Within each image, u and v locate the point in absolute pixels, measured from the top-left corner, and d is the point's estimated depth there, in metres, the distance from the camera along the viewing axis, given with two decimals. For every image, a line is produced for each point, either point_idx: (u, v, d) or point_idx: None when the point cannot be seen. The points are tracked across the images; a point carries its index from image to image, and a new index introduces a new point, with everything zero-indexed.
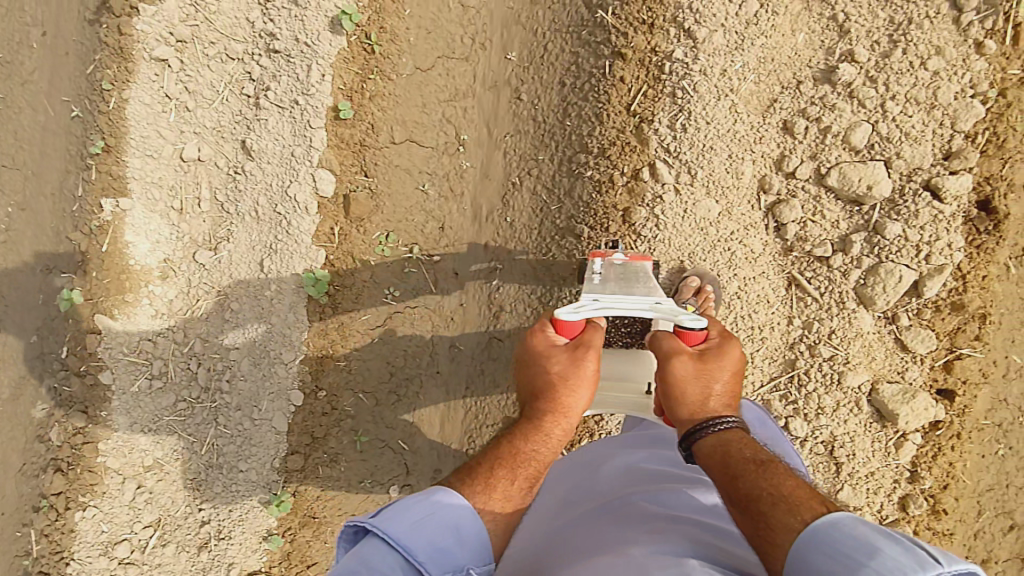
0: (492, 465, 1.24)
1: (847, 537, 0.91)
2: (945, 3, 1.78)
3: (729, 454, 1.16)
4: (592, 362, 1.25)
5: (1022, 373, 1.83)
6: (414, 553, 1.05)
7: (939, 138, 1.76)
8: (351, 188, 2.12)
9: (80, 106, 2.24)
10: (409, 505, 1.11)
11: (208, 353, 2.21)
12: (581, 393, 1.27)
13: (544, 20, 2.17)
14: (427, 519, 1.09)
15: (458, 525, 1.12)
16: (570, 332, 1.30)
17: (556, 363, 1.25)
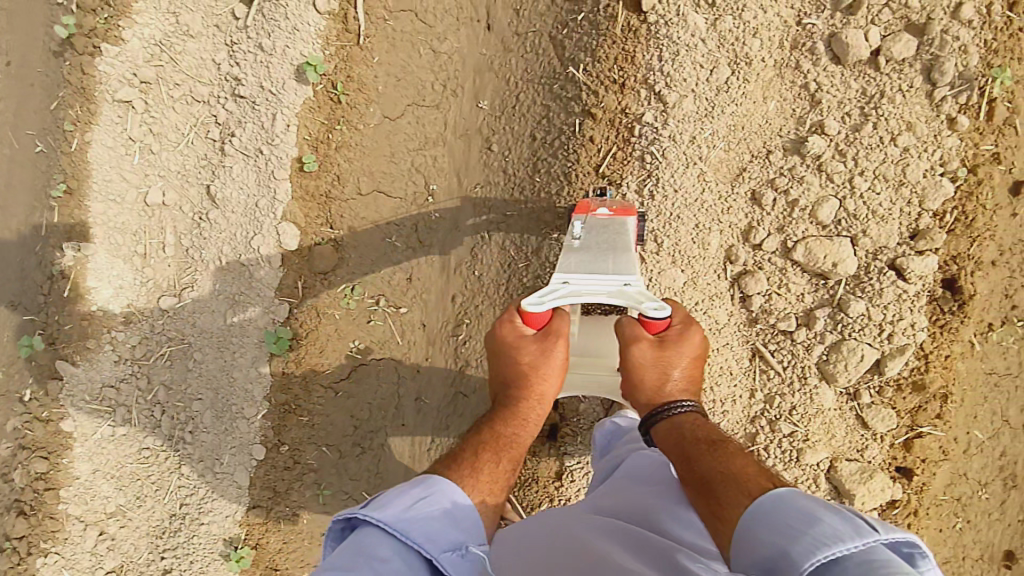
0: (476, 450, 1.39)
1: (791, 512, 0.94)
2: (919, 76, 1.74)
3: (683, 436, 1.32)
4: (560, 351, 1.43)
5: (982, 448, 1.84)
6: (414, 531, 1.09)
7: (906, 216, 1.75)
8: (316, 241, 2.09)
9: (44, 141, 2.19)
10: (399, 494, 1.15)
11: (172, 400, 2.21)
12: (551, 381, 1.47)
13: (516, 68, 2.11)
14: (420, 504, 1.14)
15: (448, 509, 1.17)
16: (538, 323, 1.44)
17: (526, 355, 1.43)
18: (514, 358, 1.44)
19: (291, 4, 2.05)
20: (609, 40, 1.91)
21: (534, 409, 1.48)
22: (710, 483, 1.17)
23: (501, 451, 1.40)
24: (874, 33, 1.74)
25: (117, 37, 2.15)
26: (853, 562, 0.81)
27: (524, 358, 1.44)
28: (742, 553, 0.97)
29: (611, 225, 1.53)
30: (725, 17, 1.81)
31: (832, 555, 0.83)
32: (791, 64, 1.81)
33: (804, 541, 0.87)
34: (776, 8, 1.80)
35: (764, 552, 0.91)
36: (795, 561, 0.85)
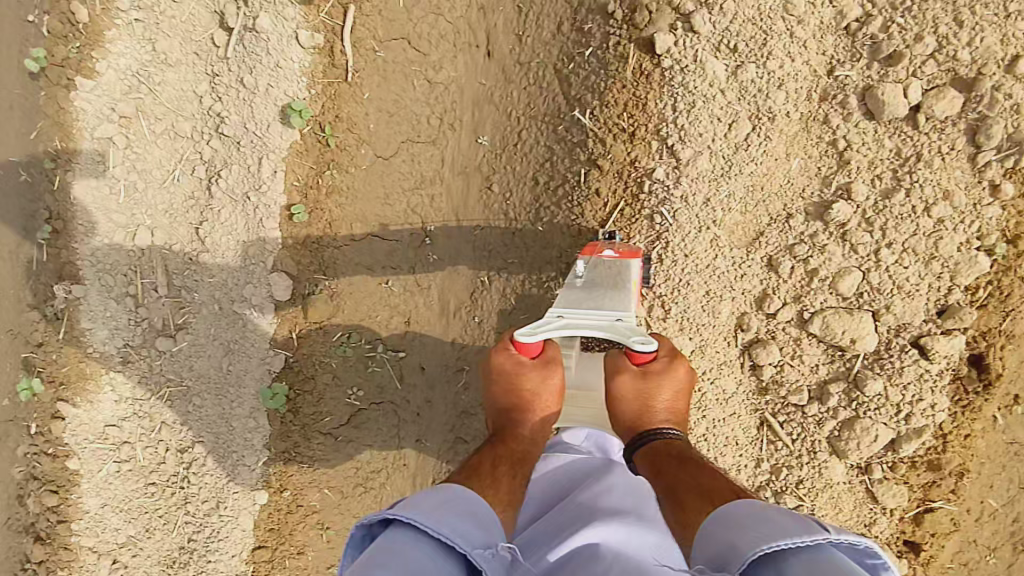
0: (493, 463, 1.26)
1: (747, 513, 0.92)
2: (961, 137, 1.57)
3: (660, 455, 1.27)
4: (558, 377, 1.40)
5: (994, 515, 1.73)
6: (442, 528, 0.93)
7: (935, 290, 1.63)
8: (309, 289, 2.02)
9: (28, 169, 2.08)
10: (419, 499, 0.99)
11: (175, 439, 2.20)
12: (551, 405, 1.40)
13: (518, 100, 1.91)
14: (444, 505, 0.99)
15: (480, 512, 1.03)
16: (532, 353, 1.39)
17: (529, 380, 1.38)
18: (516, 383, 1.38)
19: (273, 38, 1.91)
20: (616, 84, 1.73)
21: (538, 429, 1.39)
22: (676, 491, 1.16)
23: (516, 466, 1.28)
24: (915, 88, 1.56)
25: (92, 69, 2.03)
26: (798, 558, 0.79)
27: (524, 386, 1.38)
28: (694, 551, 0.95)
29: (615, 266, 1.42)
30: (747, 65, 1.64)
31: (777, 546, 0.81)
32: (819, 118, 1.65)
33: (752, 535, 0.85)
34: (805, 56, 1.62)
35: (714, 547, 0.89)
36: (741, 552, 0.83)
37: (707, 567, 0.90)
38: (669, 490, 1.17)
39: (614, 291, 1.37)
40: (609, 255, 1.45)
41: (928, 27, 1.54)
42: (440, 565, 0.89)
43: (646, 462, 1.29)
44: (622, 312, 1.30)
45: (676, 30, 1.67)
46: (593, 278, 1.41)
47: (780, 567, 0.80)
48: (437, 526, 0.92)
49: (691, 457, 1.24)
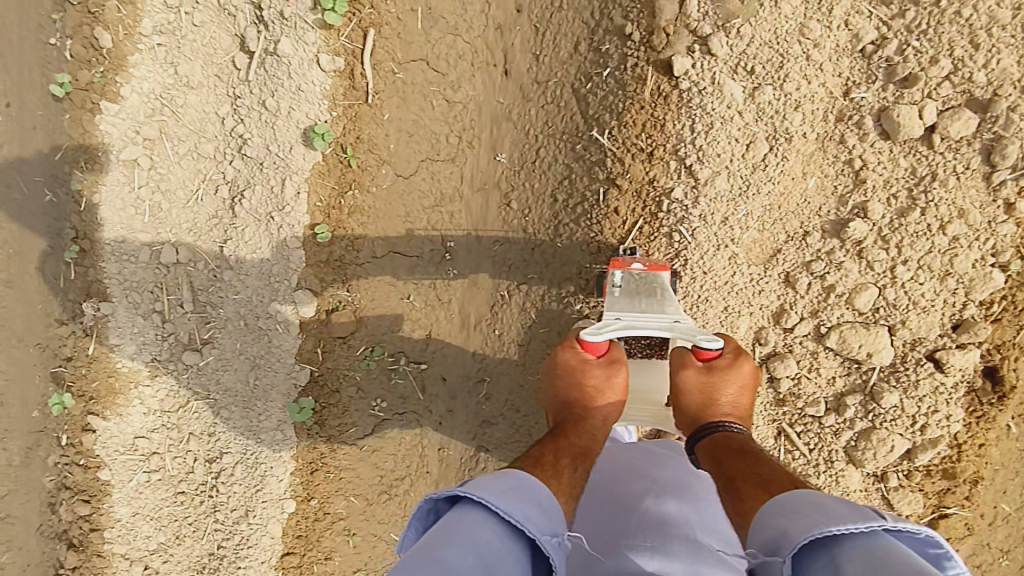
0: (555, 454, 1.24)
1: (804, 502, 0.94)
2: (976, 156, 1.59)
3: (721, 446, 1.26)
4: (622, 375, 1.40)
5: (1009, 520, 1.78)
6: (512, 513, 0.95)
7: (950, 305, 1.66)
8: (333, 304, 2.06)
9: (53, 190, 2.15)
10: (487, 481, 1.02)
11: (203, 449, 2.26)
12: (614, 404, 1.40)
13: (537, 119, 1.95)
14: (511, 489, 1.01)
15: (542, 497, 1.04)
16: (598, 351, 1.40)
17: (593, 377, 1.38)
18: (581, 380, 1.39)
19: (294, 61, 1.95)
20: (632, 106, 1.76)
21: (598, 427, 1.38)
22: (735, 479, 1.15)
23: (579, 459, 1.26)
24: (930, 109, 1.58)
25: (116, 93, 2.08)
26: (851, 541, 0.80)
27: (588, 382, 1.39)
28: (750, 538, 0.97)
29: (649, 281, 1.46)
30: (764, 87, 1.66)
31: (829, 531, 0.82)
32: (835, 138, 1.67)
33: (807, 521, 0.87)
34: (820, 78, 1.65)
35: (768, 534, 0.91)
36: (793, 537, 0.85)
37: (761, 554, 0.91)
38: (728, 479, 1.16)
39: (665, 296, 1.43)
40: (640, 269, 1.49)
41: (943, 49, 1.56)
42: (506, 545, 0.92)
43: (706, 453, 1.28)
44: (678, 315, 1.36)
45: (694, 53, 1.71)
46: (633, 290, 1.45)
47: (835, 551, 0.80)
48: (502, 508, 0.95)
49: (752, 449, 1.23)
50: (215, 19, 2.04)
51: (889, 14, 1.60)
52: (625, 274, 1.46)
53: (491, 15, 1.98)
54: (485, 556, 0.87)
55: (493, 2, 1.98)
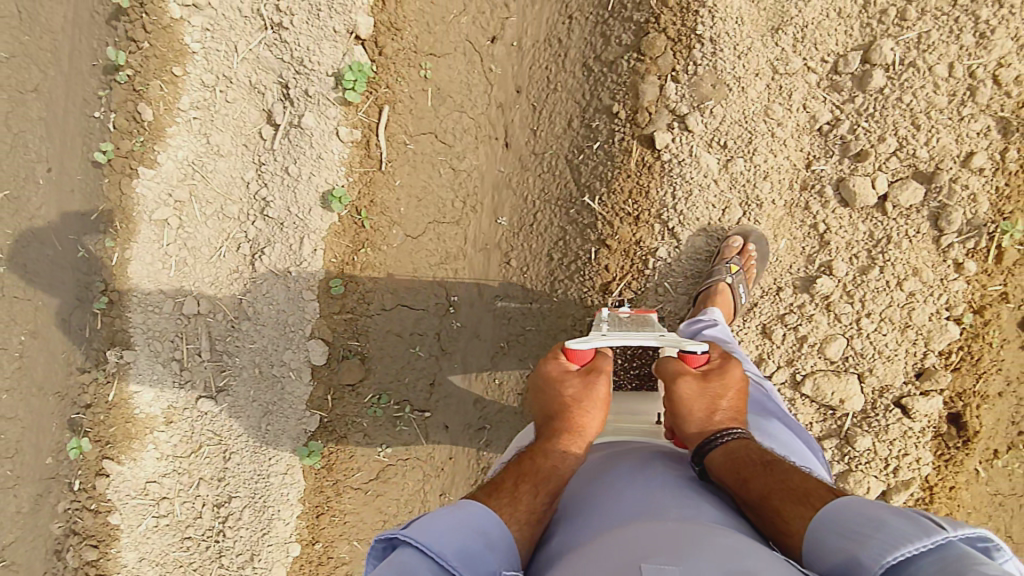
0: (515, 481, 1.26)
1: (858, 517, 0.98)
2: (925, 222, 1.77)
3: (739, 459, 1.24)
4: (602, 385, 1.42)
5: None
6: (449, 557, 1.03)
7: (912, 355, 1.79)
8: (344, 353, 2.19)
9: (85, 246, 2.49)
10: (435, 518, 1.10)
11: (212, 494, 2.35)
12: (595, 413, 1.39)
13: (533, 187, 2.19)
14: (456, 527, 1.09)
15: (487, 530, 1.12)
16: (581, 360, 1.45)
17: (570, 386, 1.41)
18: (558, 390, 1.41)
19: (316, 133, 2.15)
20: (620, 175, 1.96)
21: (573, 441, 1.36)
22: (769, 499, 1.14)
23: (540, 482, 1.27)
24: (881, 181, 1.78)
25: (153, 160, 2.28)
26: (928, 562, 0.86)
27: (566, 392, 1.41)
28: (811, 559, 1.01)
29: (635, 321, 1.53)
30: (736, 159, 1.86)
31: (904, 555, 0.88)
32: (800, 204, 1.86)
33: (874, 545, 0.91)
34: (785, 152, 1.85)
35: (834, 559, 0.96)
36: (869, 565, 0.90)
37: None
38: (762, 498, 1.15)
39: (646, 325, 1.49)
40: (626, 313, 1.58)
41: (890, 129, 1.77)
42: None
43: (724, 466, 1.23)
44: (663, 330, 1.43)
45: (673, 129, 1.92)
46: (619, 323, 1.51)
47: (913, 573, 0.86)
48: (442, 548, 1.03)
49: (774, 459, 1.22)
50: (245, 96, 2.28)
51: (841, 99, 1.81)
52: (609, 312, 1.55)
53: (492, 95, 2.24)
54: None
55: (495, 83, 2.24)
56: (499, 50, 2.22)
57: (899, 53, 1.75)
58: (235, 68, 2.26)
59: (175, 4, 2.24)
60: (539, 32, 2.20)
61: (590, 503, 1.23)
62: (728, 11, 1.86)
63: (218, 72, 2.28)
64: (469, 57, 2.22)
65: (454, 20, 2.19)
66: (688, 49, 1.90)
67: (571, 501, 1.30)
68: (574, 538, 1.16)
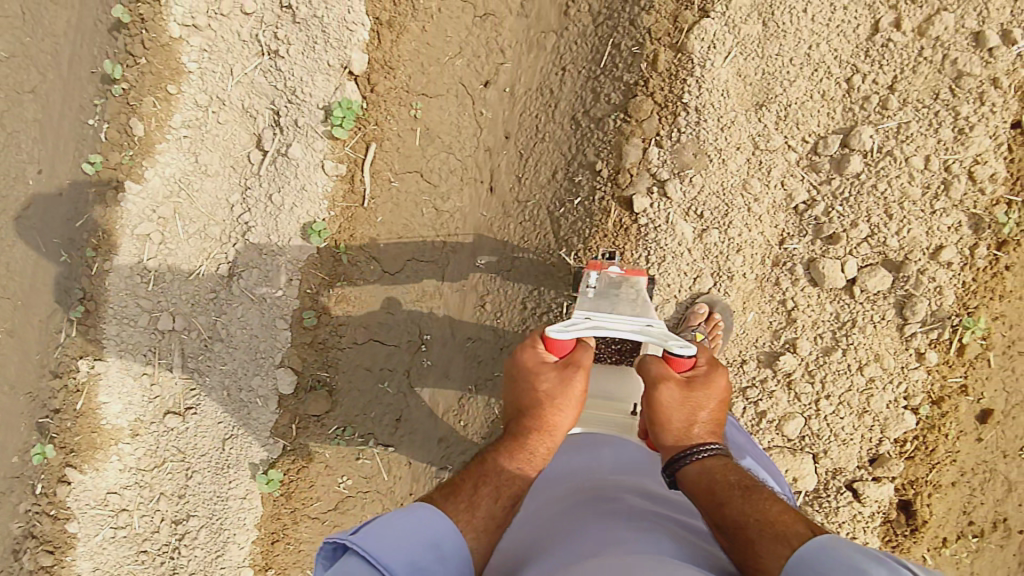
0: (476, 484, 1.30)
1: (836, 562, 0.99)
2: (891, 309, 1.80)
3: (720, 482, 1.25)
4: (579, 382, 1.34)
5: None
6: (392, 569, 1.08)
7: (867, 440, 1.82)
8: (312, 383, 2.21)
9: (68, 252, 2.50)
10: (386, 525, 1.15)
11: (172, 509, 2.36)
12: (567, 411, 1.35)
13: (514, 234, 2.19)
14: (405, 536, 1.14)
15: (436, 540, 1.17)
16: (560, 351, 1.36)
17: (545, 380, 1.34)
18: (532, 384, 1.35)
19: (301, 164, 2.15)
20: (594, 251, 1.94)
21: (539, 440, 1.35)
22: (747, 530, 1.15)
23: (500, 487, 1.30)
24: (851, 265, 1.80)
25: (140, 175, 2.28)
26: None
27: (540, 388, 1.34)
28: None
29: (625, 288, 1.50)
30: (711, 231, 1.88)
31: None
32: (771, 279, 1.87)
33: None
34: (760, 227, 1.86)
35: None
36: None
37: None
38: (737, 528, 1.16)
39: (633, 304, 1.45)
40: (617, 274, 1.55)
41: (863, 215, 1.79)
42: None
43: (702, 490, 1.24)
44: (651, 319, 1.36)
45: (652, 194, 1.93)
46: (606, 291, 1.49)
47: None
48: (388, 560, 1.09)
49: (752, 485, 1.23)
50: (237, 119, 2.28)
51: (818, 179, 1.83)
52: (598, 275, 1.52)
53: (481, 138, 2.24)
54: None
55: (485, 127, 2.24)
56: (492, 94, 2.22)
57: (878, 141, 1.77)
58: (229, 91, 2.27)
59: (175, 24, 2.26)
60: (531, 80, 2.20)
61: (559, 538, 1.28)
62: (715, 83, 1.87)
63: (212, 93, 2.29)
64: (461, 100, 2.22)
65: (448, 61, 2.19)
66: (674, 116, 1.92)
67: (537, 528, 1.37)
68: (536, 562, 1.23)
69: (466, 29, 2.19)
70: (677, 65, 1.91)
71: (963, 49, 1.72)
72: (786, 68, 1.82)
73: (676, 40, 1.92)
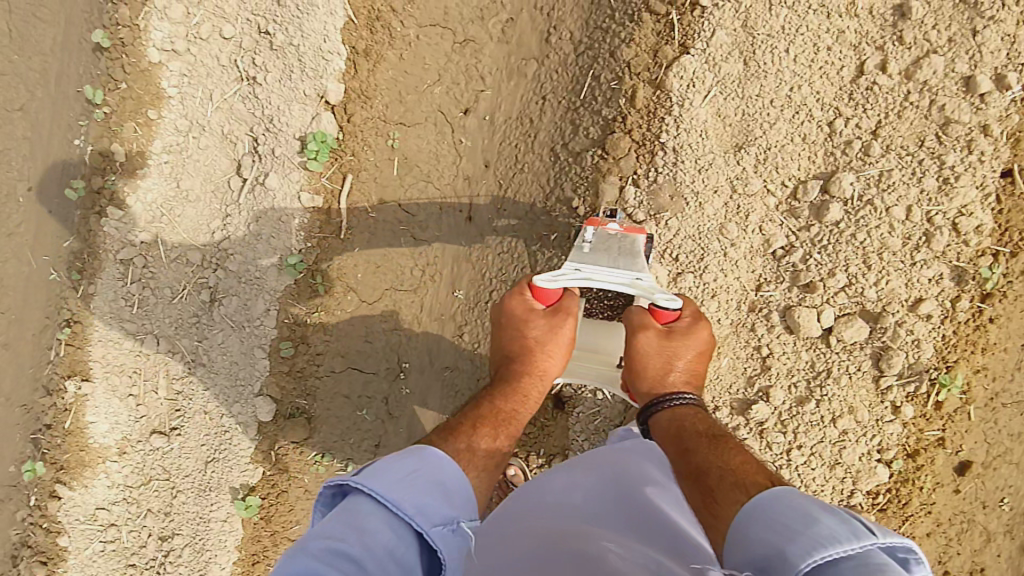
0: (473, 426, 1.57)
1: (791, 513, 1.01)
2: (867, 360, 1.77)
3: (687, 429, 1.50)
4: (566, 328, 1.71)
5: None
6: (401, 506, 1.17)
7: (838, 492, 1.80)
8: (291, 410, 2.25)
9: (58, 269, 2.49)
10: (389, 467, 1.24)
11: (158, 526, 2.41)
12: (556, 353, 1.72)
13: (492, 264, 2.14)
14: (410, 477, 1.24)
15: (439, 480, 1.28)
16: (548, 300, 1.72)
17: (536, 329, 1.70)
18: (523, 332, 1.70)
19: (278, 194, 2.17)
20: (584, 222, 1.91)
21: (535, 380, 1.71)
22: (707, 473, 1.33)
23: (499, 425, 1.61)
24: (828, 315, 1.76)
25: (122, 201, 2.29)
26: (847, 565, 0.88)
27: (532, 335, 1.71)
28: (738, 547, 1.05)
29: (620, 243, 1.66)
30: (686, 275, 1.84)
31: (826, 556, 0.89)
32: (746, 325, 1.84)
33: (799, 541, 0.93)
34: (736, 272, 1.82)
35: (761, 551, 0.99)
36: (792, 560, 0.91)
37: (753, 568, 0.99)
38: (700, 471, 1.36)
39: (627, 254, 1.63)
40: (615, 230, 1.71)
41: (840, 264, 1.75)
42: (394, 531, 1.15)
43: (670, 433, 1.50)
44: (639, 273, 1.54)
45: None
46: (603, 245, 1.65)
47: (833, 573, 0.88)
48: (397, 499, 1.17)
49: (715, 433, 1.44)
50: (218, 144, 2.26)
51: (797, 225, 1.80)
52: (595, 230, 1.69)
53: (461, 167, 2.20)
54: (370, 541, 1.11)
55: (464, 156, 2.20)
56: (472, 122, 2.19)
57: (858, 189, 1.75)
58: (209, 116, 2.25)
59: (154, 49, 2.24)
60: (512, 108, 2.16)
61: None
62: (694, 123, 1.84)
63: (192, 118, 2.27)
64: (440, 128, 2.19)
65: (427, 89, 2.17)
66: (651, 155, 1.88)
67: None
68: None
69: (445, 56, 2.17)
70: (655, 102, 1.87)
71: (952, 95, 1.69)
72: (766, 110, 1.80)
73: (655, 76, 1.88)
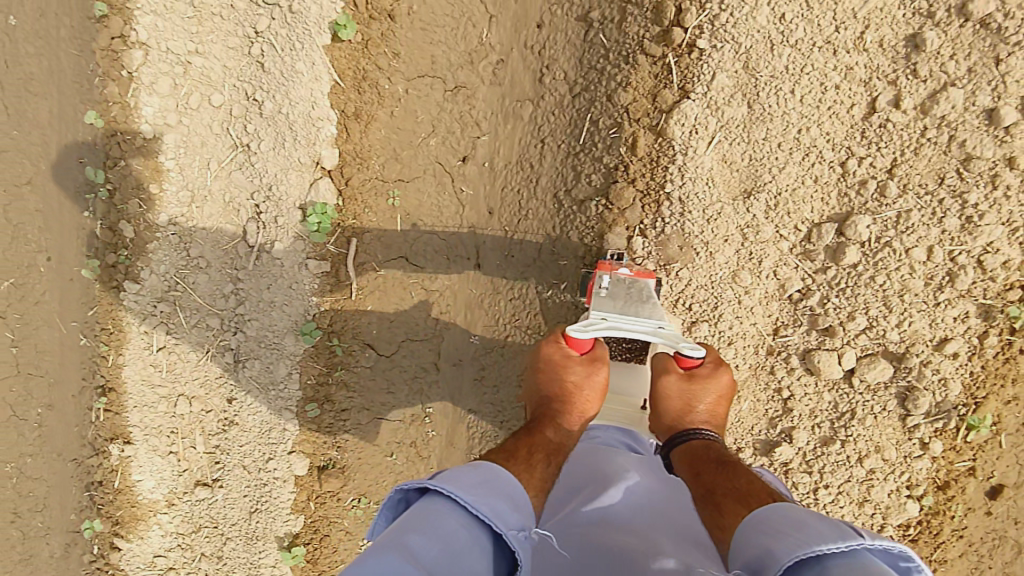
0: (530, 450, 1.39)
1: (784, 520, 1.02)
2: (892, 401, 1.79)
3: (698, 455, 1.40)
4: (602, 373, 1.56)
5: None
6: (481, 508, 1.05)
7: (868, 525, 1.86)
8: (324, 460, 2.33)
9: (88, 335, 2.39)
10: (461, 474, 1.13)
11: (214, 568, 2.50)
12: (594, 401, 1.55)
13: (504, 310, 2.14)
14: (481, 481, 1.13)
15: (510, 488, 1.17)
16: (581, 348, 1.57)
17: (573, 372, 1.54)
18: (561, 376, 1.55)
19: (285, 261, 2.20)
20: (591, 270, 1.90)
21: (575, 422, 1.53)
22: (714, 491, 1.26)
23: (551, 454, 1.41)
24: (848, 357, 1.79)
25: (136, 276, 2.31)
26: (836, 561, 0.87)
27: (570, 378, 1.55)
28: (734, 557, 1.03)
29: (636, 289, 1.55)
30: (701, 324, 1.86)
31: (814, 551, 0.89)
32: (766, 368, 1.87)
33: (789, 540, 0.94)
34: (752, 319, 1.84)
35: (751, 552, 0.98)
36: (780, 557, 0.91)
37: (744, 570, 0.97)
38: (706, 489, 1.28)
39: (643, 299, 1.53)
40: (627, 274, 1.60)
41: (859, 307, 1.77)
42: (472, 534, 1.03)
43: (686, 461, 1.41)
44: (663, 321, 1.47)
45: None
46: (619, 292, 1.55)
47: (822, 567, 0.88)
48: (475, 501, 1.06)
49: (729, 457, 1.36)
50: (220, 213, 2.25)
51: (813, 267, 1.80)
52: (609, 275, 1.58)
53: (464, 216, 2.18)
54: (450, 542, 0.98)
55: (467, 204, 2.17)
56: (471, 169, 2.16)
57: (874, 232, 1.74)
58: (209, 185, 2.24)
59: (145, 124, 2.22)
60: (511, 153, 2.11)
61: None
62: (699, 172, 1.82)
63: (193, 189, 2.24)
64: (439, 178, 2.17)
65: (422, 142, 2.15)
66: (657, 204, 1.86)
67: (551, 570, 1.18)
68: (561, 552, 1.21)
69: (437, 105, 2.14)
70: (657, 150, 1.85)
71: (973, 129, 1.66)
72: (774, 154, 1.78)
73: (656, 121, 1.84)
